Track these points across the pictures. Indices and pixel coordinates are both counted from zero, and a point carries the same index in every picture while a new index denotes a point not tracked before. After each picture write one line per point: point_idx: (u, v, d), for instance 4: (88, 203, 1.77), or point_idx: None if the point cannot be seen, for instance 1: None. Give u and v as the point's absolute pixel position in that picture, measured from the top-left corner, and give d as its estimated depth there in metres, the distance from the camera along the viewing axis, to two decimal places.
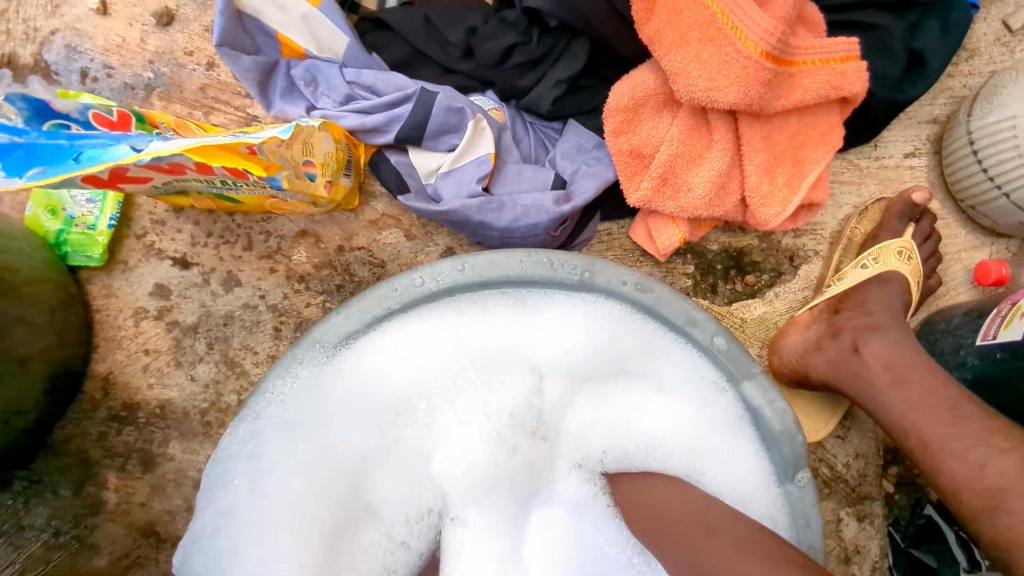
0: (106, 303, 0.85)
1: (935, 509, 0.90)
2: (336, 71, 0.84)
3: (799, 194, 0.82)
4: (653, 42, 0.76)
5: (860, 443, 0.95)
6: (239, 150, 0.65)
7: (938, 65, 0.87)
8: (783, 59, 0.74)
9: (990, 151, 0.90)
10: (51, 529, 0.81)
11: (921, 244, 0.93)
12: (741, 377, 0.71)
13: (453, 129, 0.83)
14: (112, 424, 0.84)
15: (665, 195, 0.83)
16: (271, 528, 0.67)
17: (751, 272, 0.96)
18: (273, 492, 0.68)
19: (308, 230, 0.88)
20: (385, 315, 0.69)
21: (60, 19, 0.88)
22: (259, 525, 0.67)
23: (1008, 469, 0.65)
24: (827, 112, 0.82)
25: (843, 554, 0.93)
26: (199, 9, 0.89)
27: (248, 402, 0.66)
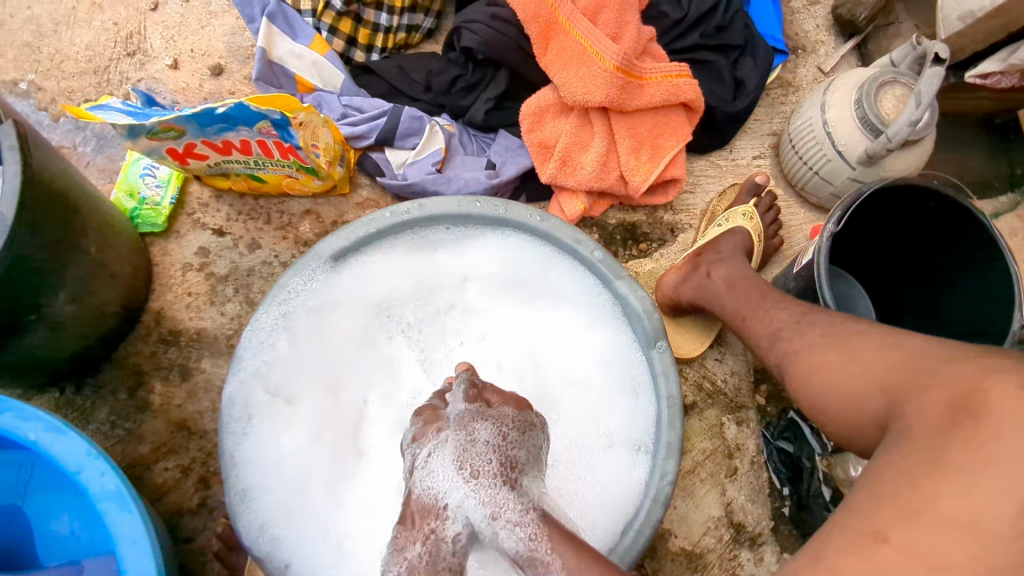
0: (163, 259, 1.16)
1: (796, 412, 1.18)
2: (334, 97, 1.21)
3: (658, 168, 1.17)
4: (547, 67, 1.13)
5: (734, 363, 1.23)
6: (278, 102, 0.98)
7: (754, 84, 1.25)
8: (631, 73, 1.12)
9: (804, 145, 1.26)
10: (109, 423, 1.07)
11: (764, 214, 1.26)
12: (614, 277, 1.02)
13: (415, 132, 1.19)
14: (161, 345, 1.12)
15: (566, 173, 1.17)
16: (288, 379, 0.96)
17: (643, 240, 1.28)
18: (291, 356, 0.97)
19: (312, 209, 1.21)
20: (366, 237, 1.01)
21: (145, 72, 1.25)
22: (280, 378, 0.95)
23: (784, 319, 0.91)
24: (674, 113, 1.18)
25: (726, 450, 1.17)
26: (241, 64, 1.28)
27: (271, 293, 0.96)
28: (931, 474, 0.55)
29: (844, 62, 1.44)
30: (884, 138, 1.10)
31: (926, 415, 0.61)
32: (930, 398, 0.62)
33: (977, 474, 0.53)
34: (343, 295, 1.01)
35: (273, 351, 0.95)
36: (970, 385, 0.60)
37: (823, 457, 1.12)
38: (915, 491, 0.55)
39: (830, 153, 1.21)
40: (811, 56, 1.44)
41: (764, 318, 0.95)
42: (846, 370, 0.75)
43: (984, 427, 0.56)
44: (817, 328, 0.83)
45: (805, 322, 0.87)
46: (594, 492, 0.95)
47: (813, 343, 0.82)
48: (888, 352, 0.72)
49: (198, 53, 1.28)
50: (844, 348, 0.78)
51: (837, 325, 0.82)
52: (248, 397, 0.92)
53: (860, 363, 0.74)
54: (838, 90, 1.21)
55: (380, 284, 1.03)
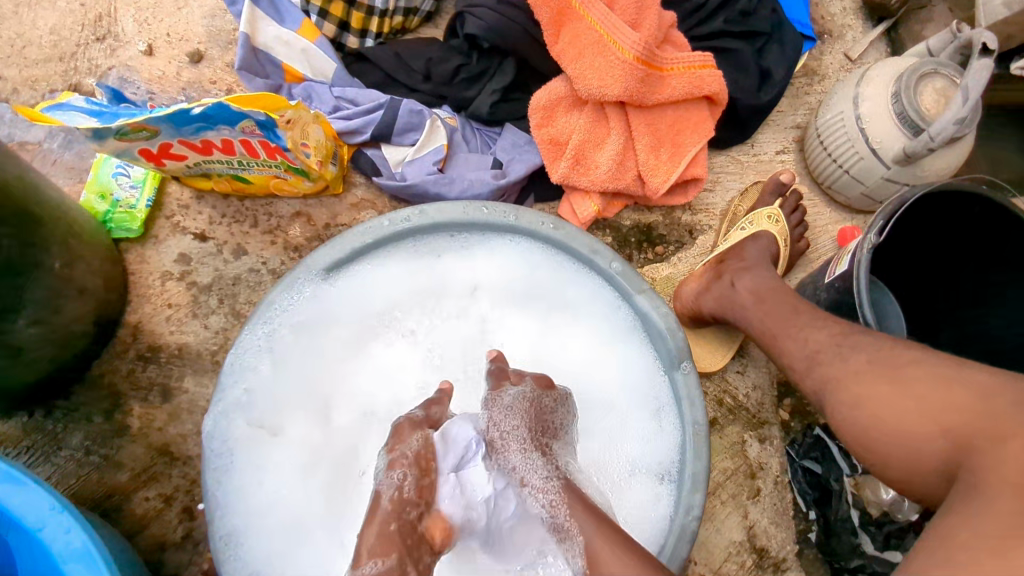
0: (139, 267, 1.06)
1: (822, 429, 1.11)
2: (326, 89, 1.11)
3: (679, 167, 1.08)
4: (559, 57, 1.04)
5: (756, 376, 1.15)
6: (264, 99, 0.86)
7: (781, 75, 1.16)
8: (652, 64, 1.02)
9: (833, 140, 1.17)
10: (83, 449, 0.98)
11: (789, 215, 1.17)
12: (635, 291, 0.93)
13: (415, 127, 1.09)
14: (139, 362, 1.03)
15: (579, 173, 1.08)
16: (278, 405, 0.88)
17: (659, 243, 1.19)
18: (281, 380, 0.88)
19: (302, 211, 1.12)
20: (363, 247, 0.92)
21: (116, 58, 1.14)
22: (269, 404, 0.87)
23: (820, 337, 0.80)
24: (696, 107, 1.09)
25: (749, 470, 1.10)
26: (223, 50, 1.16)
27: (258, 312, 0.87)
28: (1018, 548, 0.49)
29: (873, 49, 1.35)
30: (925, 136, 1.01)
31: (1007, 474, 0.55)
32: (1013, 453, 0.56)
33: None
34: (338, 310, 0.92)
35: (262, 376, 0.87)
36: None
37: (851, 477, 1.05)
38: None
39: (862, 151, 1.12)
40: (838, 41, 1.34)
41: (797, 338, 0.84)
42: (901, 408, 0.67)
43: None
44: (862, 351, 0.73)
45: (845, 344, 0.76)
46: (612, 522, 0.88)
47: (859, 371, 0.72)
48: (949, 388, 0.64)
49: (175, 38, 1.16)
50: (894, 378, 0.69)
51: (886, 350, 0.71)
52: (233, 428, 0.84)
53: (918, 401, 0.66)
54: (871, 82, 1.12)
55: (379, 296, 0.94)
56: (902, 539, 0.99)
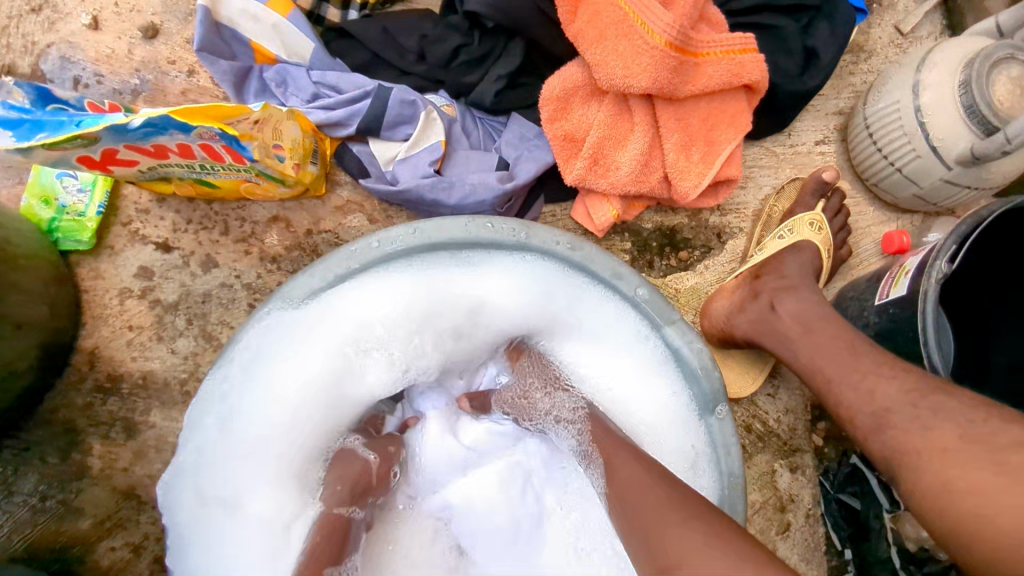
0: (93, 283, 0.93)
1: (858, 457, 1.00)
2: (302, 73, 0.95)
3: (712, 169, 0.93)
4: (576, 39, 0.88)
5: (788, 399, 1.04)
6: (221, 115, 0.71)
7: (830, 58, 1.00)
8: (687, 49, 0.87)
9: (884, 133, 1.03)
10: (38, 494, 0.87)
11: (832, 219, 1.04)
12: (663, 323, 0.81)
13: (407, 120, 0.94)
14: (97, 395, 0.91)
15: (597, 174, 0.94)
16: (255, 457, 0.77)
17: (683, 248, 1.06)
18: (257, 427, 0.77)
19: (280, 216, 0.98)
20: (347, 273, 0.78)
21: (55, 33, 0.97)
22: (244, 457, 0.77)
23: (891, 391, 0.75)
24: (733, 97, 0.94)
25: (779, 502, 1.01)
26: (181, 24, 1.00)
27: (226, 352, 0.75)
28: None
29: (927, 21, 1.18)
30: (999, 136, 0.87)
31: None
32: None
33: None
34: (322, 346, 0.79)
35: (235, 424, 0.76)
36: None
37: (890, 514, 0.95)
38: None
39: (921, 148, 0.98)
40: (888, 12, 1.17)
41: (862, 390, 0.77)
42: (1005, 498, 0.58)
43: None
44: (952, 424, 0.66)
45: (925, 407, 0.70)
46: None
47: (950, 447, 0.65)
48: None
49: (124, 9, 0.99)
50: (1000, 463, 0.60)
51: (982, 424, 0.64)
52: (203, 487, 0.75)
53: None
54: (935, 67, 0.96)
55: (371, 327, 0.81)
56: None
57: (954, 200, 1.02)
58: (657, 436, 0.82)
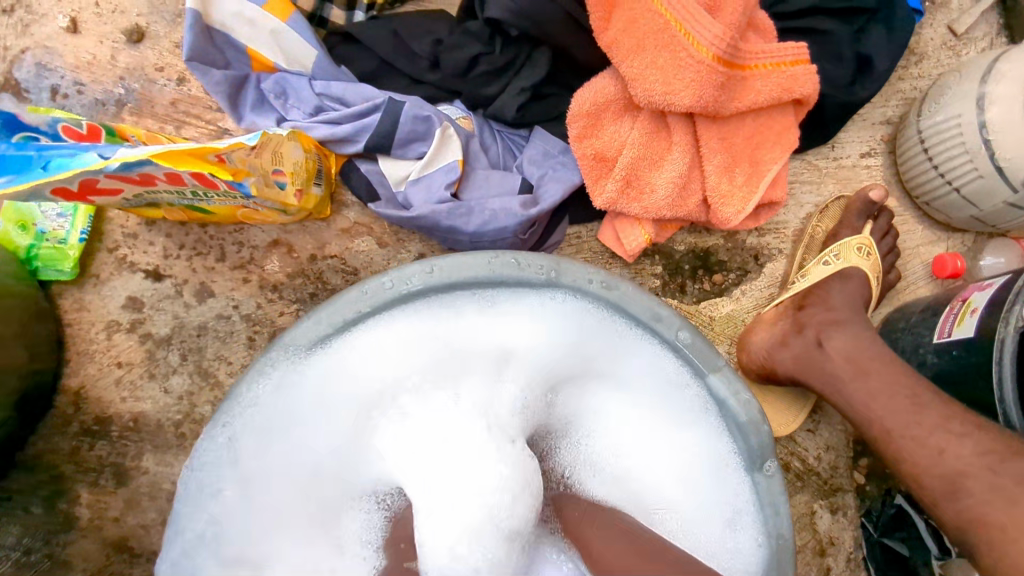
0: (78, 316, 0.85)
1: (905, 499, 0.93)
2: (304, 83, 0.86)
3: (757, 193, 0.85)
4: (611, 50, 0.79)
5: (829, 436, 0.97)
6: (207, 158, 0.65)
7: (885, 66, 0.91)
8: (734, 63, 0.78)
9: (941, 149, 0.94)
10: (21, 548, 0.80)
11: (880, 241, 0.96)
12: (707, 370, 0.73)
13: (420, 137, 0.85)
14: (84, 438, 0.83)
15: (629, 197, 0.85)
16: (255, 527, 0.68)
17: (718, 271, 0.98)
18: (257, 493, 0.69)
19: (281, 240, 0.89)
20: (357, 318, 0.70)
21: (30, 38, 0.88)
22: (243, 529, 0.68)
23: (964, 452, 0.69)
24: (781, 112, 0.85)
25: (818, 546, 0.94)
26: (169, 26, 0.90)
27: (223, 408, 0.67)
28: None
29: (983, 20, 1.09)
30: None
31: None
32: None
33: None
34: (330, 398, 0.72)
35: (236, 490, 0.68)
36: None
37: (940, 562, 0.87)
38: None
39: (984, 168, 0.89)
40: (941, 10, 1.08)
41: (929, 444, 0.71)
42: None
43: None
44: None
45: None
46: None
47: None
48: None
49: (105, 9, 0.90)
50: None
51: None
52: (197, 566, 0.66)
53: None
54: (1003, 78, 0.88)
55: (383, 377, 0.73)
56: None
57: (1016, 223, 0.93)
58: (703, 496, 0.73)
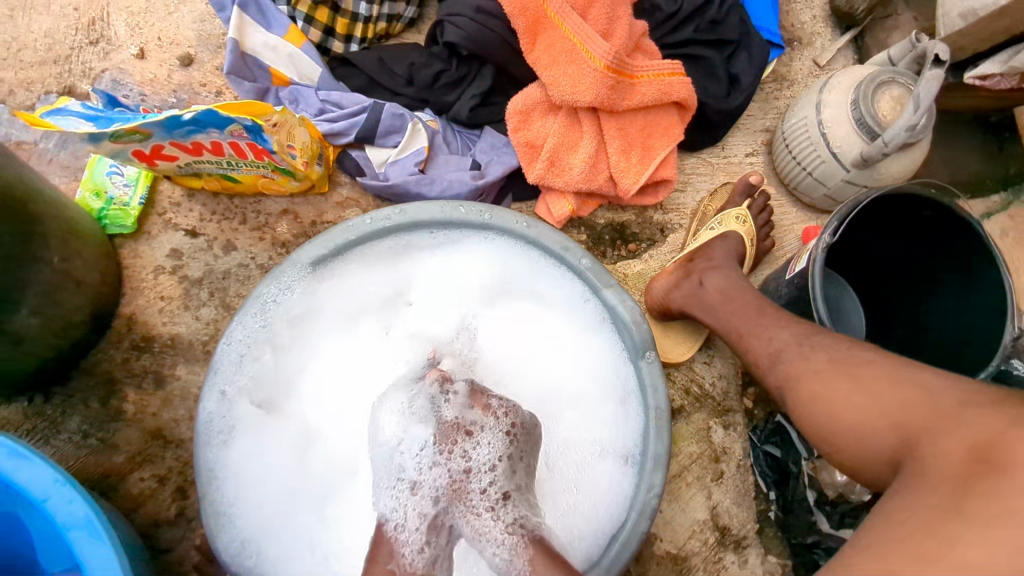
0: (133, 262, 1.11)
1: (783, 416, 1.18)
2: (311, 92, 1.15)
3: (648, 169, 1.14)
4: (535, 64, 1.09)
5: (722, 366, 1.22)
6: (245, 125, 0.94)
7: (748, 81, 1.22)
8: (622, 72, 1.08)
9: (798, 145, 1.23)
10: (81, 432, 1.03)
11: (756, 215, 1.22)
12: (602, 285, 0.98)
13: (396, 130, 1.14)
14: (133, 351, 1.08)
15: (554, 173, 1.13)
16: (270, 391, 0.93)
17: (632, 241, 1.25)
18: (272, 368, 0.94)
19: (289, 209, 1.17)
20: (347, 244, 0.97)
21: (109, 61, 1.18)
22: (260, 392, 0.92)
23: (784, 337, 0.87)
24: (665, 113, 1.15)
25: (713, 454, 1.18)
26: (212, 54, 1.21)
27: (248, 303, 0.92)
28: (955, 521, 0.54)
29: (841, 56, 1.40)
30: (880, 142, 1.07)
31: (946, 460, 0.59)
32: (949, 443, 0.60)
33: (998, 524, 0.52)
34: (325, 304, 0.98)
35: (258, 364, 0.92)
36: (989, 433, 0.58)
37: (808, 461, 1.14)
38: (935, 539, 0.53)
39: (824, 155, 1.18)
40: (806, 48, 1.39)
41: (761, 335, 0.90)
42: (855, 403, 0.72)
43: (1009, 480, 0.54)
44: (823, 352, 0.79)
45: (808, 344, 0.82)
46: (589, 498, 0.94)
47: (818, 369, 0.77)
48: (900, 385, 0.69)
49: (165, 42, 1.21)
50: (852, 376, 0.73)
51: (847, 351, 0.77)
52: (228, 415, 0.89)
53: (871, 397, 0.70)
54: (833, 90, 1.17)
55: (363, 291, 1.00)
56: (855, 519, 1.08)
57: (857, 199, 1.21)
58: (599, 378, 1.00)
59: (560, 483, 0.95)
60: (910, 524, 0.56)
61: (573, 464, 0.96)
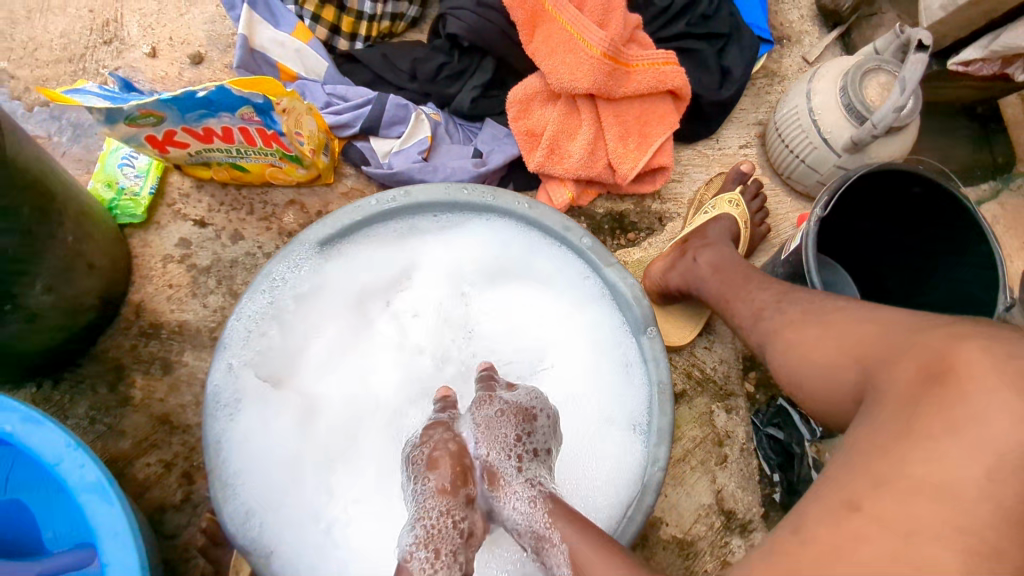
0: (142, 251, 1.14)
1: (785, 399, 1.17)
2: (317, 86, 1.19)
3: (645, 155, 1.17)
4: (534, 55, 1.13)
5: (723, 351, 1.23)
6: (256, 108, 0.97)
7: (740, 73, 1.27)
8: (618, 60, 1.12)
9: (790, 133, 1.26)
10: (88, 417, 1.04)
11: (751, 202, 1.25)
12: (603, 264, 1.00)
13: (400, 121, 1.18)
14: (141, 338, 1.09)
15: (553, 161, 1.16)
16: (277, 367, 0.95)
17: (631, 230, 1.26)
18: (279, 345, 0.95)
19: (296, 199, 1.19)
20: (352, 225, 0.98)
21: (122, 60, 1.22)
22: (267, 367, 0.94)
23: (765, 297, 0.87)
24: (661, 101, 1.19)
25: (716, 437, 1.17)
26: (222, 53, 1.25)
27: (257, 281, 0.94)
28: (903, 441, 0.52)
29: (829, 52, 1.45)
30: (869, 125, 1.11)
31: (899, 384, 0.57)
32: (900, 368, 0.58)
33: (945, 440, 0.50)
34: (332, 284, 1.00)
35: (265, 341, 0.94)
36: (937, 350, 0.56)
37: (812, 443, 1.11)
38: (886, 460, 0.52)
39: (816, 141, 1.21)
40: (795, 46, 1.44)
41: (745, 298, 0.91)
42: (822, 346, 0.70)
43: (952, 392, 0.52)
44: (798, 304, 0.78)
45: (785, 300, 0.82)
46: (593, 469, 0.94)
47: (791, 320, 0.77)
48: (863, 323, 0.67)
49: (177, 42, 1.25)
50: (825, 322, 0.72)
51: (818, 301, 0.76)
52: (236, 389, 0.90)
53: (836, 336, 0.69)
54: (822, 78, 1.21)
55: (368, 271, 1.02)
56: None
57: None
58: (601, 353, 1.01)
59: (564, 455, 0.96)
60: (861, 451, 0.54)
61: (578, 436, 0.97)
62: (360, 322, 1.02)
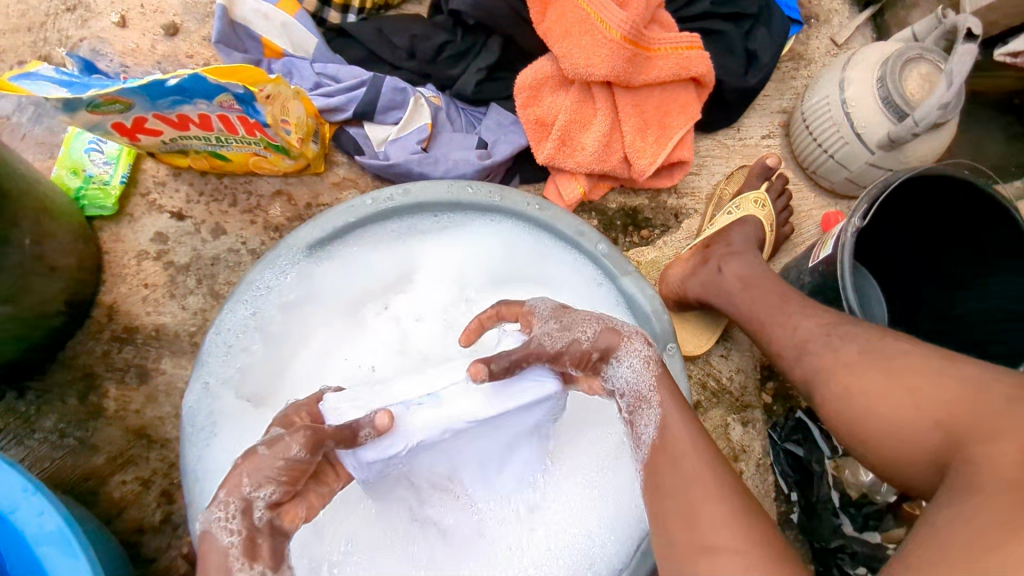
0: (114, 246, 1.04)
1: (804, 412, 1.11)
2: (306, 65, 1.08)
3: (665, 150, 1.08)
4: (546, 36, 1.03)
5: (739, 360, 1.16)
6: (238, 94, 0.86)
7: (768, 59, 1.16)
8: (639, 44, 1.02)
9: (819, 125, 1.17)
10: (57, 431, 0.95)
11: (776, 199, 1.16)
12: (619, 273, 0.92)
13: (398, 106, 1.07)
14: (114, 343, 1.00)
15: (565, 154, 1.07)
16: (263, 382, 0.87)
17: (645, 226, 1.18)
18: (266, 358, 0.88)
19: (283, 190, 1.09)
20: (345, 227, 0.90)
21: (87, 29, 1.10)
22: (253, 382, 0.86)
23: (809, 324, 0.82)
24: (682, 88, 1.08)
25: (731, 452, 1.11)
26: (199, 24, 1.13)
27: (239, 291, 0.86)
28: (1014, 541, 0.50)
29: (858, 34, 1.35)
30: (910, 121, 1.01)
31: (998, 466, 0.56)
32: (998, 447, 0.58)
33: None
34: (322, 290, 0.91)
35: (248, 356, 0.86)
36: None
37: (831, 459, 1.06)
38: (999, 555, 0.49)
39: (848, 136, 1.12)
40: (824, 26, 1.33)
41: (785, 325, 0.85)
42: (889, 397, 0.69)
43: None
44: (852, 342, 0.76)
45: (836, 333, 0.78)
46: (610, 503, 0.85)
47: (850, 362, 0.74)
48: (943, 381, 0.66)
49: (149, 10, 1.12)
50: (887, 370, 0.70)
51: (877, 340, 0.74)
52: (215, 409, 0.82)
53: (908, 390, 0.68)
54: (857, 66, 1.12)
55: (362, 276, 0.93)
56: (881, 521, 0.99)
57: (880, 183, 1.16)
58: None
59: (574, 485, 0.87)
60: (955, 541, 0.52)
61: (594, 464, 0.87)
62: (354, 331, 0.92)
